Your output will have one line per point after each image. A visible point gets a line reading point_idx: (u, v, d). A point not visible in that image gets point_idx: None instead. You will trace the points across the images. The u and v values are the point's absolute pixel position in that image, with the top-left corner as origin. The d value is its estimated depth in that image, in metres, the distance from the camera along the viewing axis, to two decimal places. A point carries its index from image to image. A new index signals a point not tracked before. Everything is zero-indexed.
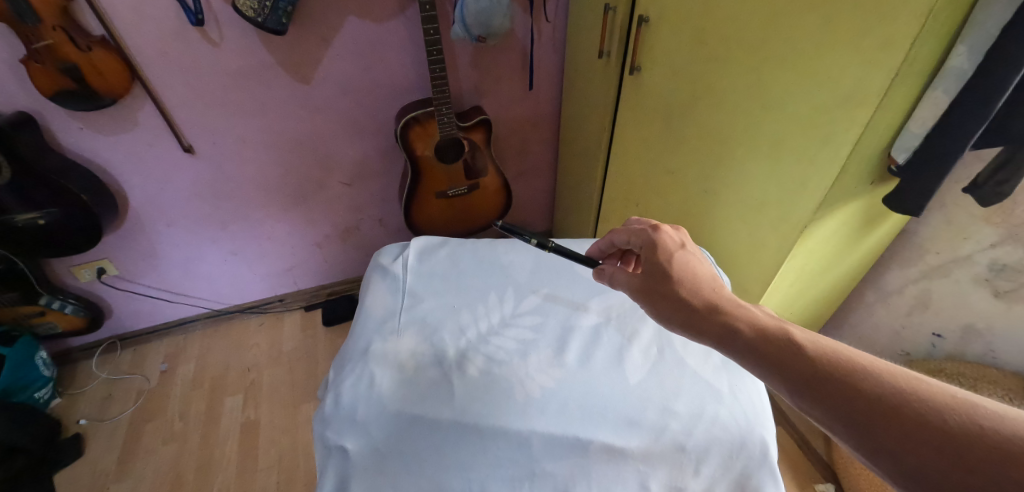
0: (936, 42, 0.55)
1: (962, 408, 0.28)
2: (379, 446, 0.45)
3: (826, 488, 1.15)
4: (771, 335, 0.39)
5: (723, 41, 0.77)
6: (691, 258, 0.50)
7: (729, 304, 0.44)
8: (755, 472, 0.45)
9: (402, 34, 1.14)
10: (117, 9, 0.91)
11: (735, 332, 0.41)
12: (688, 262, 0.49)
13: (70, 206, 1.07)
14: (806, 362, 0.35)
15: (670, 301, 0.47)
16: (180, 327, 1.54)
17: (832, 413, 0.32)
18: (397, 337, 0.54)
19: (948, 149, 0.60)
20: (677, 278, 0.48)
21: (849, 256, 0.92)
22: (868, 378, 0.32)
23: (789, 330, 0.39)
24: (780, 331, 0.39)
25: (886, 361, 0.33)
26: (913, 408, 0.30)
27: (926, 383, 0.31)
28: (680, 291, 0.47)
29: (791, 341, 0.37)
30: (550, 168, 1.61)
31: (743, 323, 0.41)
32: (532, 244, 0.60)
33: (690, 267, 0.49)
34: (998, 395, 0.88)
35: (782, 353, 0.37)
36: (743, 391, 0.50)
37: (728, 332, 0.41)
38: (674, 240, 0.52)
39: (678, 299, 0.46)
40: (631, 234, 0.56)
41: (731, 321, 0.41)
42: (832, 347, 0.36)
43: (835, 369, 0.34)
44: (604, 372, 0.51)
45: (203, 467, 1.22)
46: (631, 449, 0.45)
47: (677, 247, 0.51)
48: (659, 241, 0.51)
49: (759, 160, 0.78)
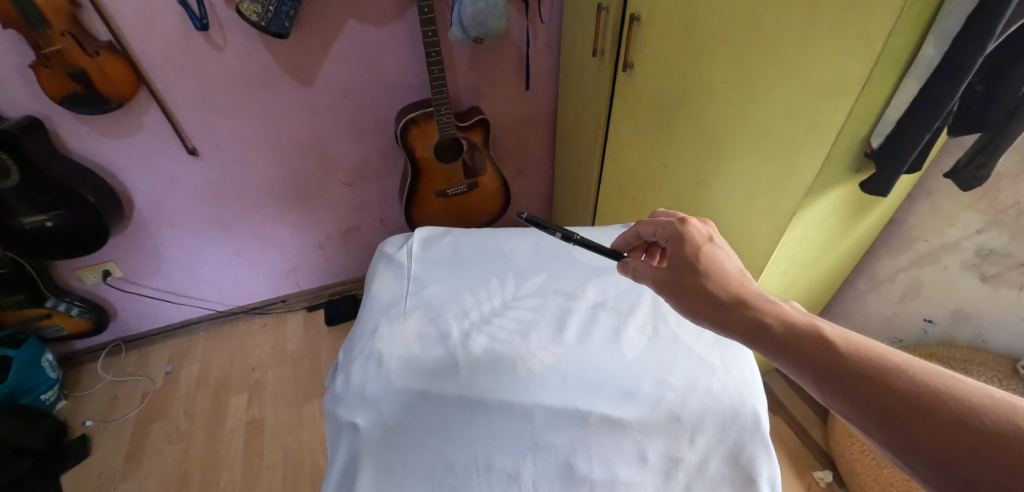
0: (911, 34, 0.58)
1: (995, 408, 0.29)
2: (388, 421, 0.47)
3: (824, 474, 1.17)
4: (798, 330, 0.39)
5: (711, 37, 0.80)
6: (718, 253, 0.50)
7: (758, 299, 0.44)
8: (748, 441, 0.47)
9: (400, 37, 1.17)
10: (124, 15, 0.94)
11: (763, 327, 0.41)
12: (717, 256, 0.49)
13: (77, 208, 1.09)
14: (839, 359, 0.36)
15: (694, 294, 0.47)
16: (185, 329, 1.56)
17: (863, 408, 0.33)
18: (404, 319, 0.56)
19: (916, 133, 0.62)
20: (704, 271, 0.48)
21: (840, 244, 0.95)
22: (902, 377, 0.33)
23: (817, 326, 0.40)
24: (810, 326, 0.39)
25: (920, 361, 0.34)
26: (945, 407, 0.30)
27: (957, 384, 0.32)
28: (706, 285, 0.47)
29: (820, 337, 0.38)
30: (547, 167, 1.64)
31: (773, 318, 0.41)
32: (557, 237, 0.62)
33: (717, 262, 0.48)
34: (987, 375, 0.90)
35: (812, 348, 0.37)
36: (734, 365, 0.52)
37: (755, 326, 0.42)
38: (702, 234, 0.52)
39: (705, 293, 0.46)
40: (658, 226, 0.55)
41: (760, 316, 0.42)
42: (865, 344, 0.36)
43: (868, 367, 0.34)
44: (603, 349, 0.54)
45: (209, 465, 1.24)
46: (628, 420, 0.47)
47: (705, 241, 0.51)
48: (687, 235, 0.51)
49: (746, 151, 0.81)
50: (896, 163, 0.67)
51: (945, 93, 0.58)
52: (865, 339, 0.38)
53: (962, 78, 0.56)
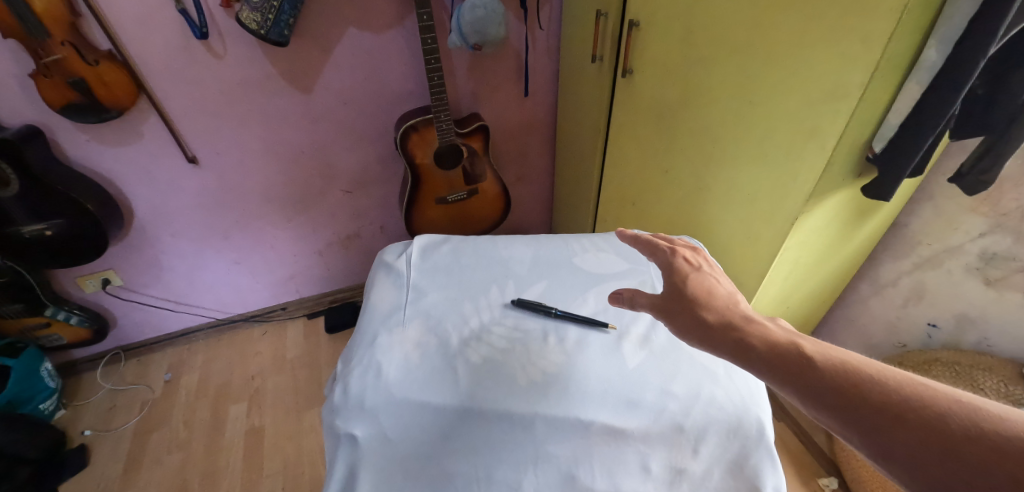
0: (911, 37, 0.57)
1: (969, 415, 0.29)
2: (387, 433, 0.46)
3: (829, 481, 1.15)
4: (780, 348, 0.38)
5: (710, 42, 0.80)
6: (707, 279, 0.49)
7: (741, 318, 0.43)
8: (754, 451, 0.46)
9: (400, 44, 1.17)
10: (124, 24, 0.94)
11: (747, 346, 0.40)
12: (705, 283, 0.48)
13: (77, 217, 1.09)
14: (819, 374, 0.35)
15: (686, 314, 0.46)
16: (184, 338, 1.55)
17: (848, 423, 0.32)
18: (403, 328, 0.56)
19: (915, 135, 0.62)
20: (692, 296, 0.47)
21: (841, 249, 0.95)
22: (880, 388, 0.32)
23: (799, 342, 0.38)
24: (791, 344, 0.38)
25: (897, 370, 0.33)
26: (922, 415, 0.30)
27: (932, 391, 0.31)
28: (695, 307, 0.46)
29: (800, 352, 0.37)
30: (547, 173, 1.63)
31: (755, 335, 0.40)
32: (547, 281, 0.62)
33: (704, 287, 0.48)
34: (993, 381, 0.89)
35: (794, 366, 0.36)
36: (738, 374, 0.52)
37: (739, 345, 0.40)
38: (690, 263, 0.51)
39: (693, 315, 0.45)
40: (648, 251, 0.54)
41: (743, 334, 0.41)
42: (843, 358, 0.36)
43: (849, 382, 0.33)
44: (603, 357, 0.53)
45: (208, 475, 1.22)
46: (630, 430, 0.47)
47: (693, 270, 0.50)
48: (675, 263, 0.50)
49: (748, 156, 0.81)
50: (899, 169, 0.67)
51: (948, 96, 0.58)
52: (846, 352, 0.37)
53: (966, 79, 0.56)
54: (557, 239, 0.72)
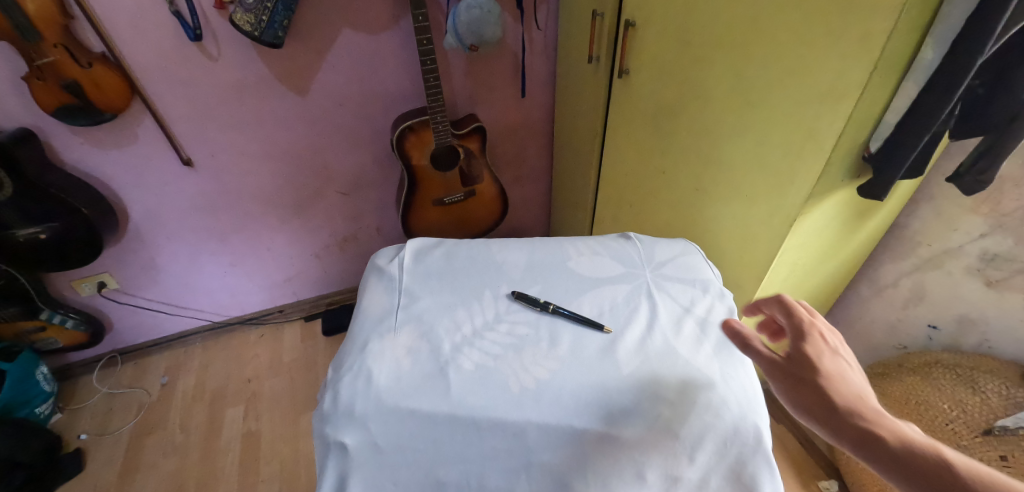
0: (910, 36, 0.56)
1: None
2: (378, 442, 0.46)
3: (829, 484, 1.15)
4: (919, 454, 0.33)
5: (708, 41, 0.79)
6: (842, 363, 0.43)
7: (875, 410, 0.38)
8: (750, 459, 0.46)
9: (396, 45, 1.17)
10: (117, 25, 0.93)
11: (877, 440, 0.35)
12: (840, 365, 0.42)
13: (71, 220, 1.08)
14: None
15: (810, 392, 0.40)
16: (181, 341, 1.55)
17: None
18: (394, 334, 0.55)
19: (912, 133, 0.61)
20: (821, 374, 0.41)
21: (840, 252, 0.94)
22: None
23: (940, 450, 0.34)
24: (942, 459, 0.33)
25: None
26: None
27: None
28: (821, 384, 0.40)
29: (949, 468, 0.32)
30: (545, 174, 1.63)
31: (890, 432, 0.35)
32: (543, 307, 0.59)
33: (839, 369, 0.42)
34: (994, 384, 0.85)
35: (943, 484, 0.31)
36: (735, 379, 0.50)
37: (867, 437, 0.36)
38: (825, 339, 0.45)
39: (817, 391, 0.40)
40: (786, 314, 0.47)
41: (873, 427, 0.36)
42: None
43: None
44: (597, 363, 0.52)
45: (204, 479, 1.21)
46: (624, 438, 0.46)
47: (829, 348, 0.44)
48: (810, 336, 0.44)
49: (746, 156, 0.80)
50: (894, 170, 0.66)
51: (943, 97, 0.57)
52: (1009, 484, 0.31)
53: (960, 81, 0.55)
54: (553, 243, 0.71)
